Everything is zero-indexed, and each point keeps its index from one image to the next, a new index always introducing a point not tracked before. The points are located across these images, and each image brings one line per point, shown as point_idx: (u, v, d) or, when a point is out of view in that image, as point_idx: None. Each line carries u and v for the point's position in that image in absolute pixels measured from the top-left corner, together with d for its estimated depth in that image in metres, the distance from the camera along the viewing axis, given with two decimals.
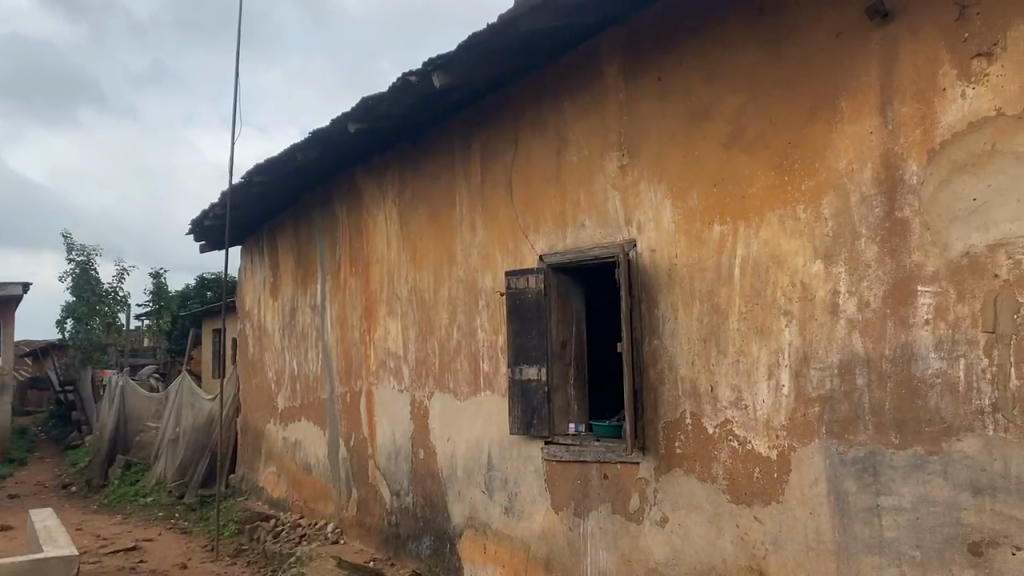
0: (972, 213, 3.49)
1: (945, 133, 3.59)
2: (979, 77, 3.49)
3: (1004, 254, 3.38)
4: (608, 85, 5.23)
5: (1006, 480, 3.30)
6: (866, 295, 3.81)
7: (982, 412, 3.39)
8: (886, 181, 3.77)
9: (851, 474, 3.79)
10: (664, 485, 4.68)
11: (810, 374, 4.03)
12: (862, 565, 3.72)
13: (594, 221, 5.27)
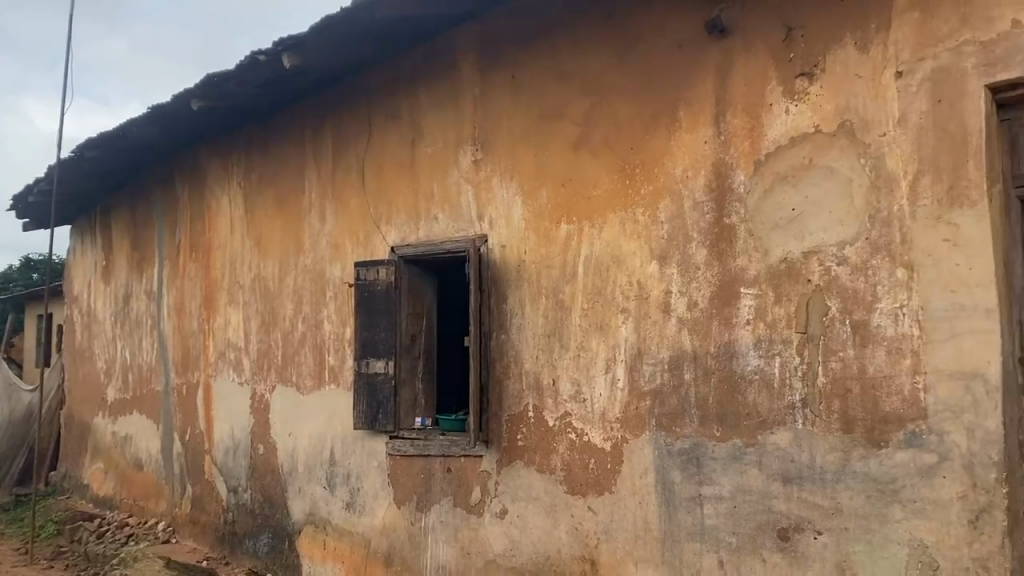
0: (790, 222, 3.72)
1: (770, 146, 3.83)
2: (801, 95, 3.73)
3: (816, 261, 3.63)
4: (463, 79, 5.23)
5: (811, 469, 3.55)
6: (696, 295, 4.02)
7: (793, 407, 3.64)
8: (717, 188, 3.99)
9: (677, 465, 3.99)
10: (504, 477, 4.74)
11: (643, 368, 4.20)
12: (684, 551, 3.92)
13: (445, 214, 5.26)
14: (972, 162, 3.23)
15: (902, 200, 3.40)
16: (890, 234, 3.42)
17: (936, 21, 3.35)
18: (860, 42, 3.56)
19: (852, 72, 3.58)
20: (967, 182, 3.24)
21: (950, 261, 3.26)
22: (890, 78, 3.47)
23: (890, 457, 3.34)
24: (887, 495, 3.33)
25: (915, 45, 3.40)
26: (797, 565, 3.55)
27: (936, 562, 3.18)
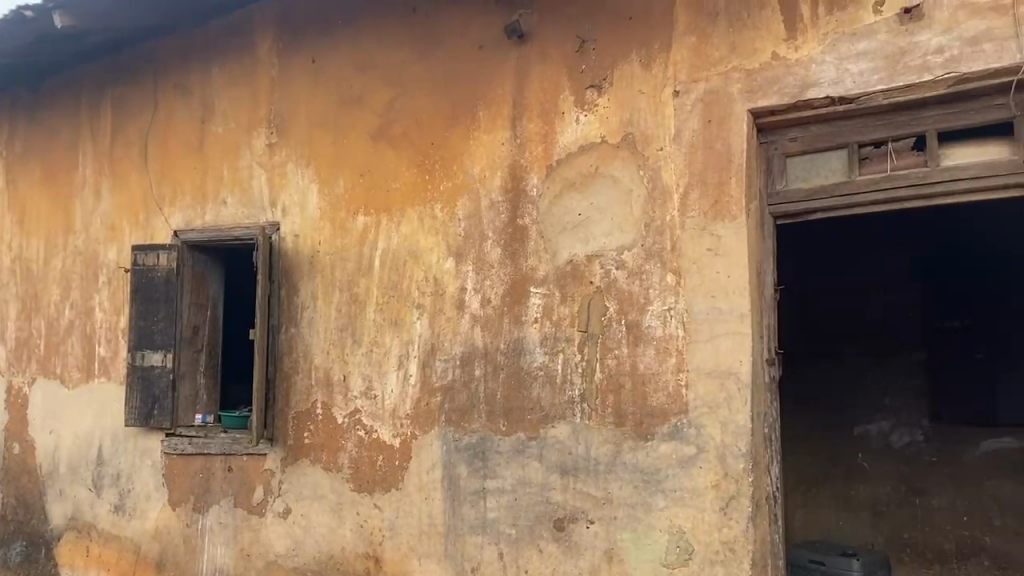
0: (577, 226, 3.89)
1: (561, 152, 3.97)
2: (590, 106, 3.91)
3: (598, 264, 3.81)
4: (259, 59, 4.99)
5: (586, 462, 3.73)
6: (488, 293, 4.10)
7: (572, 402, 3.80)
8: (511, 189, 4.09)
9: (463, 460, 4.05)
10: (289, 475, 4.58)
11: (435, 364, 4.21)
12: (466, 545, 3.99)
13: (235, 199, 4.99)
14: (734, 180, 3.50)
15: (674, 210, 3.64)
16: (664, 242, 3.66)
17: (710, 46, 3.61)
18: (644, 60, 3.77)
19: (636, 88, 3.79)
20: (729, 198, 3.50)
21: (712, 269, 3.51)
22: (669, 96, 3.70)
23: (656, 449, 3.57)
24: (653, 484, 3.56)
25: (691, 68, 3.65)
26: (570, 553, 3.72)
27: (691, 547, 3.45)
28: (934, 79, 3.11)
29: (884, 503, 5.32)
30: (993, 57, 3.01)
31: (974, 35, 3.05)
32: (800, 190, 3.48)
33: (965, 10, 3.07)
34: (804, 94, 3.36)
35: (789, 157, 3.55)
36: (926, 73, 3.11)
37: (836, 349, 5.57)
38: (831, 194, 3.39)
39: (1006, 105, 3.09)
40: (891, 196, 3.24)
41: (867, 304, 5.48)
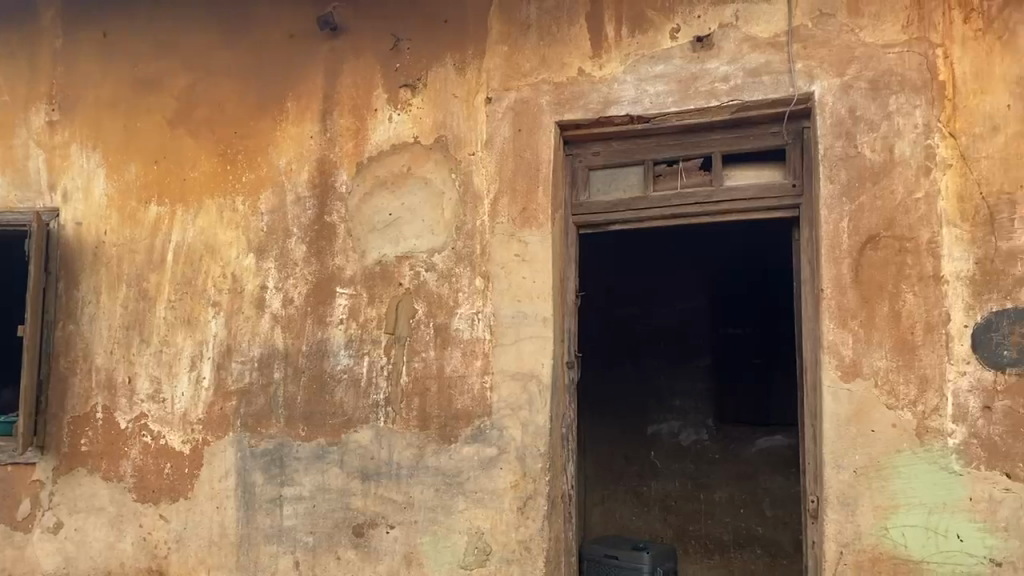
0: (386, 226, 3.83)
1: (372, 150, 3.90)
2: (404, 105, 3.87)
3: (407, 266, 3.77)
4: (42, 27, 4.53)
5: (387, 466, 3.68)
6: (291, 292, 3.94)
7: (375, 405, 3.74)
8: (319, 186, 3.97)
9: (259, 466, 3.87)
10: (62, 487, 4.16)
11: (231, 366, 4.00)
12: (260, 555, 3.81)
13: (7, 179, 4.47)
14: (541, 189, 3.57)
15: (483, 215, 3.66)
16: (473, 245, 3.66)
17: (521, 57, 3.68)
18: (459, 64, 3.79)
19: (449, 91, 3.79)
20: (536, 206, 3.57)
21: (519, 274, 3.57)
22: (481, 102, 3.73)
23: (458, 452, 3.57)
24: (453, 487, 3.56)
25: (503, 77, 3.70)
26: (369, 559, 3.65)
27: (489, 547, 3.48)
28: (720, 105, 3.31)
29: (673, 498, 5.67)
30: (770, 89, 3.23)
31: (755, 67, 3.26)
32: (600, 202, 3.63)
33: (749, 44, 3.28)
34: (607, 110, 3.49)
35: (592, 170, 3.70)
36: (714, 99, 3.31)
37: (634, 353, 5.88)
38: (628, 207, 3.57)
39: (779, 133, 3.35)
40: (681, 211, 3.47)
41: (663, 311, 5.84)
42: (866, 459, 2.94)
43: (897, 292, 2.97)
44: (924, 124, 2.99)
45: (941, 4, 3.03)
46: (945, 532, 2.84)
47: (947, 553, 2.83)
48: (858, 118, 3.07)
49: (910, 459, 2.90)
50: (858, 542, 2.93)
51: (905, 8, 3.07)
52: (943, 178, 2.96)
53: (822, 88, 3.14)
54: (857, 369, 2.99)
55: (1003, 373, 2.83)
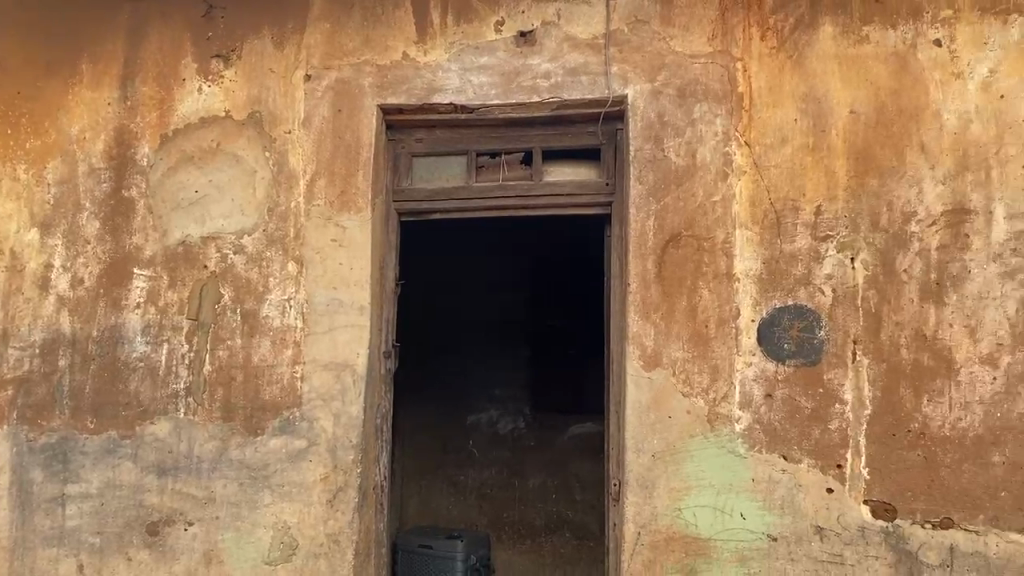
0: (192, 204, 3.60)
1: (178, 123, 3.65)
2: (215, 77, 3.64)
3: (214, 248, 3.56)
4: None
5: (187, 460, 3.46)
6: (81, 272, 3.61)
7: (175, 396, 3.50)
8: (116, 157, 3.65)
9: (39, 462, 3.52)
10: None
11: (7, 352, 3.60)
12: (37, 560, 3.47)
13: None
14: (361, 173, 3.47)
15: (298, 197, 3.51)
16: (286, 228, 3.51)
17: (343, 37, 3.56)
18: (277, 38, 3.61)
19: (266, 66, 3.61)
20: (355, 190, 3.46)
21: (334, 260, 3.44)
22: (300, 80, 3.57)
23: (265, 444, 3.42)
24: (258, 480, 3.40)
25: (323, 55, 3.57)
26: (163, 559, 3.42)
27: (295, 542, 3.35)
28: (540, 101, 3.37)
29: (489, 486, 5.78)
30: (587, 89, 3.32)
31: (574, 66, 3.34)
32: (421, 190, 3.59)
33: (569, 43, 3.35)
34: (430, 97, 3.45)
35: (415, 157, 3.64)
36: (534, 94, 3.36)
37: (455, 343, 5.89)
38: (449, 196, 3.56)
39: (595, 133, 3.46)
40: (500, 203, 3.50)
41: (485, 302, 5.89)
42: (663, 444, 3.12)
43: (695, 288, 3.16)
44: (723, 133, 3.20)
45: (742, 20, 3.23)
46: (730, 511, 3.06)
47: (730, 530, 3.06)
48: (666, 123, 3.24)
49: (702, 443, 3.10)
50: (654, 522, 3.10)
51: (711, 21, 3.25)
52: (737, 183, 3.18)
53: (635, 92, 3.28)
54: (657, 359, 3.16)
55: (783, 365, 3.08)
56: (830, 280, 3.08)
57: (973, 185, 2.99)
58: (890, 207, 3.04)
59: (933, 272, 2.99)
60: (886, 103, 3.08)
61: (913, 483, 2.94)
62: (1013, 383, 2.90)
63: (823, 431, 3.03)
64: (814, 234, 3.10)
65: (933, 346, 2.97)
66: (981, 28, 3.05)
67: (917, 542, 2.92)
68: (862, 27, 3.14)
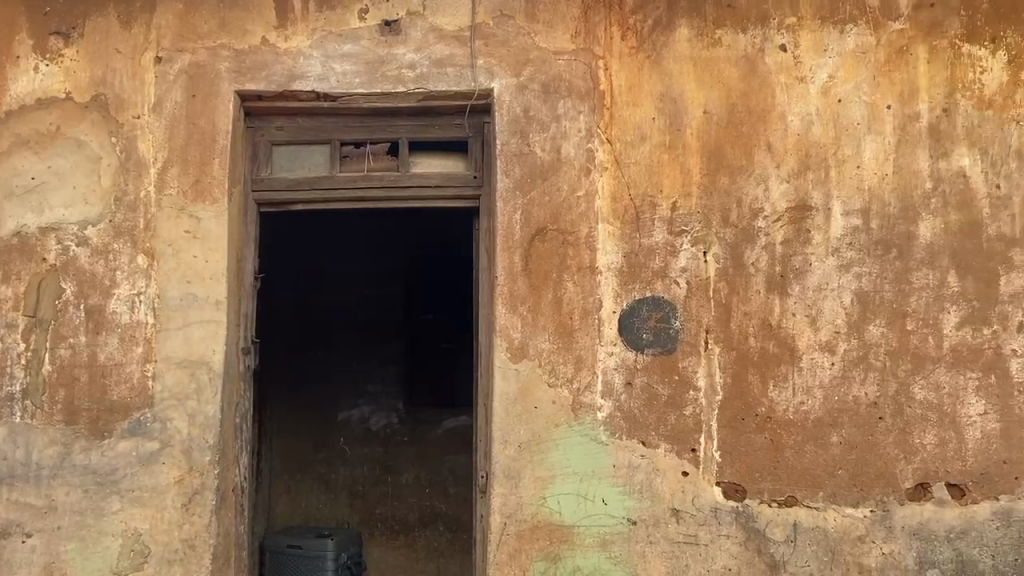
0: (28, 192, 3.35)
1: (12, 104, 3.39)
2: (54, 56, 3.40)
3: (53, 239, 3.32)
4: None
5: (25, 467, 3.22)
6: None
7: (10, 398, 3.26)
8: None
9: None
10: None
11: None
12: None
13: None
14: (217, 162, 3.32)
15: (149, 186, 3.33)
16: (135, 219, 3.31)
17: (197, 18, 3.39)
18: (124, 17, 3.40)
19: (111, 46, 3.39)
20: (210, 179, 3.31)
21: (189, 252, 3.28)
22: (150, 62, 3.38)
23: (112, 448, 3.23)
24: (105, 486, 3.21)
25: (175, 36, 3.38)
26: None
27: (146, 549, 3.18)
28: (406, 92, 3.33)
29: (360, 483, 5.69)
30: (453, 81, 3.30)
31: (439, 58, 3.31)
32: (283, 179, 3.48)
33: (435, 34, 3.32)
34: (291, 85, 3.34)
35: (275, 145, 3.52)
36: (400, 85, 3.32)
37: (326, 339, 5.76)
38: (312, 186, 3.46)
39: (461, 125, 3.44)
40: (366, 194, 3.44)
41: (357, 296, 5.78)
42: (528, 434, 3.16)
43: (560, 281, 3.22)
44: (586, 129, 3.26)
45: (604, 19, 3.30)
46: (593, 498, 3.14)
47: (593, 516, 3.13)
48: (531, 118, 3.27)
49: (566, 432, 3.16)
50: (519, 512, 3.14)
51: (574, 19, 3.29)
52: (599, 179, 3.26)
53: (500, 86, 3.29)
54: (523, 351, 3.19)
55: (641, 354, 3.19)
56: (685, 272, 3.21)
57: (814, 183, 3.18)
58: (739, 203, 3.20)
59: (778, 265, 3.17)
60: (735, 105, 3.23)
61: (760, 464, 3.11)
62: (848, 367, 3.11)
63: (678, 416, 3.16)
64: (670, 229, 3.22)
65: (777, 334, 3.15)
66: (821, 35, 3.22)
67: (764, 520, 3.09)
68: (715, 31, 3.26)
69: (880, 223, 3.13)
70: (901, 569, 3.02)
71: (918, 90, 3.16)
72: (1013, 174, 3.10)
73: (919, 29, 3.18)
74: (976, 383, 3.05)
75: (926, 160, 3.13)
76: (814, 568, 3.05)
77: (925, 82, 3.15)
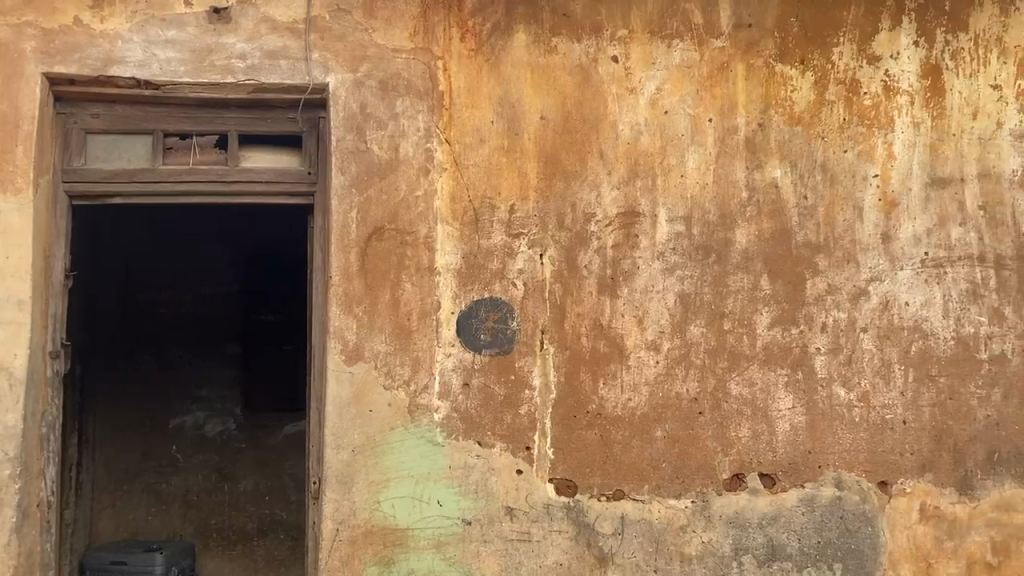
0: None
1: None
2: None
3: None
4: None
5: None
6: None
7: None
8: None
9: None
10: None
11: None
12: None
13: None
14: (20, 150, 3.05)
15: None
16: None
17: None
18: None
19: None
20: (13, 168, 3.04)
21: None
22: None
23: None
24: None
25: None
26: None
27: None
28: (236, 83, 3.19)
29: (194, 492, 5.41)
30: (286, 73, 3.20)
31: (272, 49, 3.20)
32: (98, 170, 3.25)
33: (267, 25, 3.20)
34: (107, 69, 3.12)
35: (90, 133, 3.28)
36: (229, 75, 3.18)
37: (157, 341, 5.44)
38: (131, 178, 3.25)
39: (295, 120, 3.33)
40: (192, 188, 3.27)
41: (191, 296, 5.48)
42: (363, 438, 3.12)
43: (397, 281, 3.19)
44: (424, 129, 3.25)
45: (443, 21, 3.29)
46: (428, 499, 3.14)
47: (427, 518, 3.13)
48: (368, 115, 3.22)
49: (401, 435, 3.14)
50: (352, 517, 3.09)
51: (412, 18, 3.27)
52: (438, 179, 3.25)
53: (336, 81, 3.21)
54: (359, 353, 3.14)
55: (479, 355, 3.21)
56: (521, 274, 3.26)
57: (642, 190, 3.31)
58: (573, 208, 3.29)
59: (609, 268, 3.28)
60: (570, 111, 3.32)
61: (590, 460, 3.21)
62: (672, 365, 3.26)
63: (514, 415, 3.20)
64: (508, 231, 3.26)
65: (608, 334, 3.26)
66: (650, 49, 3.36)
67: (593, 515, 3.19)
68: (552, 38, 3.33)
69: (702, 229, 3.31)
70: (719, 555, 3.20)
71: (736, 105, 3.35)
72: (818, 186, 3.33)
73: (738, 48, 3.37)
74: (785, 379, 3.27)
75: (743, 171, 3.33)
76: (639, 558, 3.18)
77: (743, 98, 3.36)
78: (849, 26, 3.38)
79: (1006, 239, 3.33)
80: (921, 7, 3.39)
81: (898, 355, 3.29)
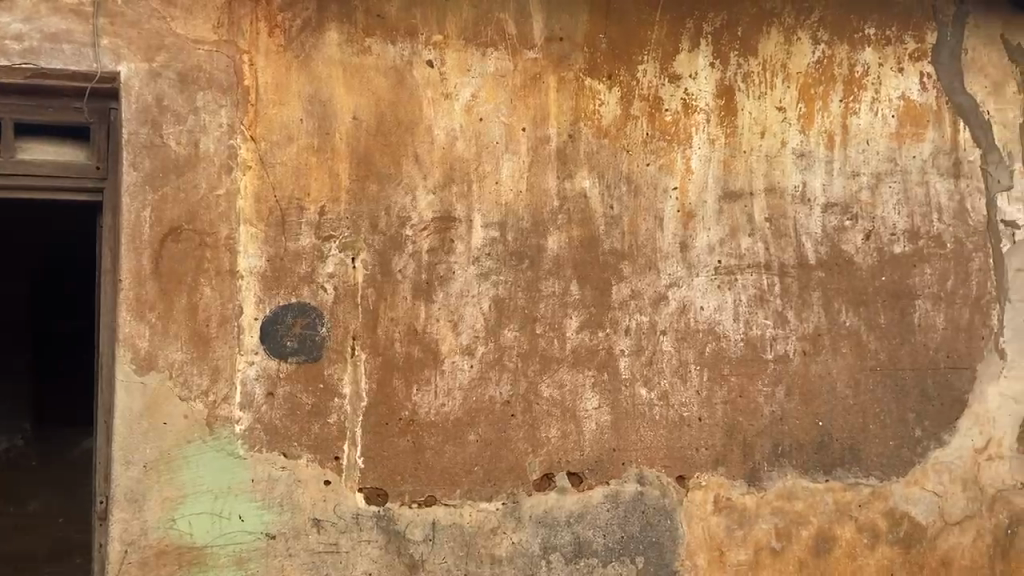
0: None
1: None
2: None
3: None
4: None
5: None
6: None
7: None
8: None
9: None
10: None
11: None
12: None
13: None
14: None
15: None
16: None
17: None
18: None
19: None
20: None
21: None
22: None
23: None
24: None
25: None
26: None
27: None
28: (11, 67, 2.92)
29: None
30: (70, 59, 2.96)
31: (53, 32, 2.95)
32: None
33: (48, 5, 2.95)
34: None
35: None
36: (2, 58, 2.92)
37: None
38: None
39: (80, 110, 3.06)
40: None
41: None
42: (155, 453, 2.95)
43: (195, 286, 3.03)
44: (227, 125, 3.10)
45: (249, 13, 3.14)
46: (228, 515, 3.02)
47: (227, 534, 3.02)
48: (165, 108, 3.03)
49: (199, 448, 3.00)
50: (143, 538, 2.94)
51: (216, 8, 3.10)
52: (241, 178, 3.11)
53: (128, 70, 3.00)
54: (152, 362, 2.96)
55: (285, 363, 3.10)
56: (332, 279, 3.17)
57: (457, 196, 3.33)
58: (387, 211, 3.24)
59: (424, 273, 3.27)
60: (384, 113, 3.28)
61: (402, 467, 3.18)
62: (485, 369, 3.30)
63: (322, 425, 3.12)
64: (317, 234, 3.17)
65: (421, 340, 3.24)
66: (465, 55, 3.37)
67: (403, 522, 3.17)
68: (365, 38, 3.27)
69: (515, 235, 3.37)
70: (527, 556, 3.27)
71: (548, 115, 3.44)
72: (623, 196, 3.49)
73: (549, 60, 3.45)
74: (592, 381, 3.39)
75: (553, 179, 3.43)
76: (450, 563, 3.20)
77: (554, 109, 3.45)
78: (653, 45, 3.55)
79: (789, 249, 3.61)
80: (717, 31, 3.61)
81: (694, 356, 3.50)
